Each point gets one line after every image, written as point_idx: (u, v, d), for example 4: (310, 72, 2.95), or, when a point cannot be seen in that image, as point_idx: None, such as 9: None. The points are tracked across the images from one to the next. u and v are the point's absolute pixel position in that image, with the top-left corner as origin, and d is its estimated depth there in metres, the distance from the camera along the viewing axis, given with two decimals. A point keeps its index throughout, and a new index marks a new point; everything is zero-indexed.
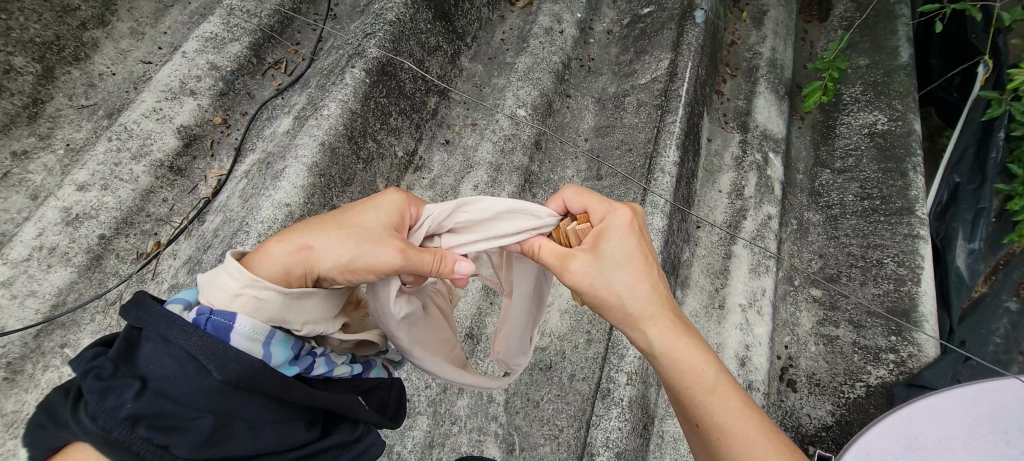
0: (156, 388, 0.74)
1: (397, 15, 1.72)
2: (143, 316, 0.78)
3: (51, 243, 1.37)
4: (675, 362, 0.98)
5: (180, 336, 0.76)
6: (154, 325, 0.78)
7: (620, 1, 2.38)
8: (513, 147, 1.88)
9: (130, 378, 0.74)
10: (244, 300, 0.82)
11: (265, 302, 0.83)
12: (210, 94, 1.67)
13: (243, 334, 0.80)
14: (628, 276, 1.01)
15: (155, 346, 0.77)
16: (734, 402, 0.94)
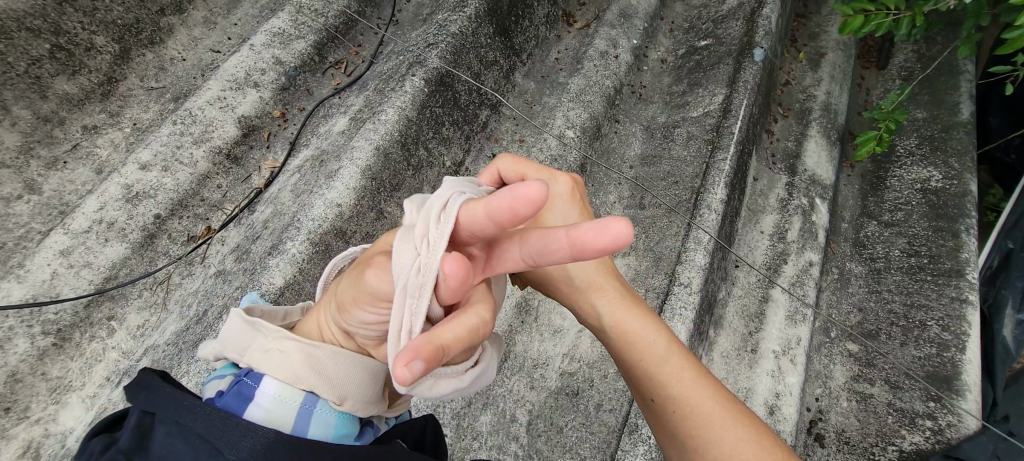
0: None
1: (460, 27, 1.74)
2: (150, 401, 0.83)
3: (111, 218, 1.43)
4: (625, 336, 1.03)
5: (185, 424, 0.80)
6: (163, 412, 0.82)
7: (677, 32, 2.38)
8: (558, 168, 1.89)
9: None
10: (274, 362, 0.92)
11: (290, 364, 0.92)
12: (272, 88, 1.71)
13: (268, 399, 0.89)
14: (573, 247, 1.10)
15: (165, 431, 0.81)
16: (691, 375, 0.97)
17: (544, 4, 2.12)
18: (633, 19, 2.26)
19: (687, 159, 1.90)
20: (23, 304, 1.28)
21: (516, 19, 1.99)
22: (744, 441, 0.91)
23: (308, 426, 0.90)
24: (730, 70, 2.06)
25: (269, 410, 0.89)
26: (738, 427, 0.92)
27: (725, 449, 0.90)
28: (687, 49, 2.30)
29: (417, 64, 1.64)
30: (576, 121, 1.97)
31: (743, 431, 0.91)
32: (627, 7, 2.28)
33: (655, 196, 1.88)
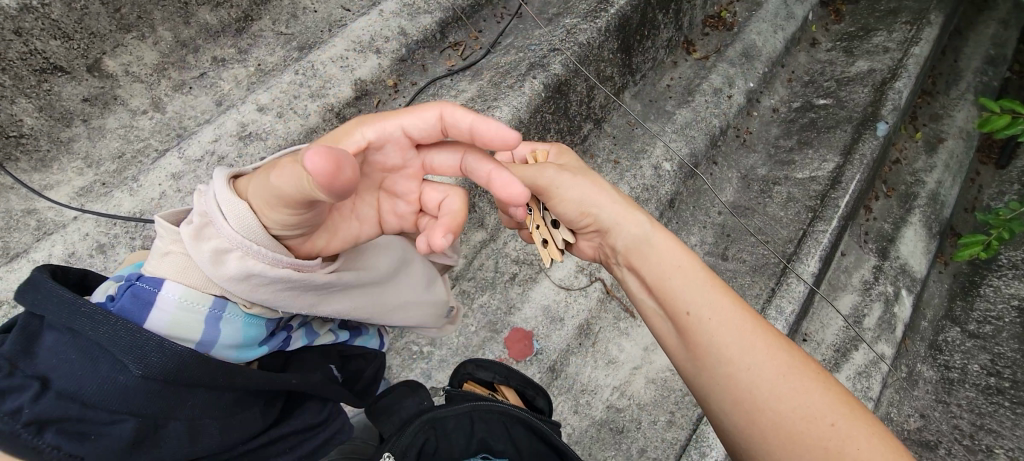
0: (60, 388, 0.74)
1: (588, 38, 1.73)
2: (37, 302, 0.76)
3: (222, 152, 1.47)
4: (669, 258, 1.00)
5: (78, 326, 0.74)
6: (52, 317, 0.76)
7: (795, 82, 2.27)
8: (648, 198, 1.85)
9: (31, 379, 0.73)
10: (170, 261, 0.82)
11: (189, 263, 0.83)
12: (391, 57, 1.72)
13: (173, 305, 0.80)
14: (600, 179, 1.08)
15: (60, 337, 0.76)
16: (726, 293, 0.96)
17: (669, 28, 2.06)
18: (754, 61, 2.17)
19: (785, 221, 1.83)
20: (131, 217, 1.34)
21: (640, 37, 1.94)
22: (788, 360, 0.89)
23: (220, 333, 0.85)
24: (846, 138, 1.97)
25: (170, 312, 0.80)
26: (778, 346, 0.91)
27: (771, 368, 0.88)
28: (803, 104, 2.19)
29: (538, 66, 1.66)
30: (676, 155, 1.92)
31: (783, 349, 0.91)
32: (750, 47, 2.19)
33: (739, 249, 1.83)
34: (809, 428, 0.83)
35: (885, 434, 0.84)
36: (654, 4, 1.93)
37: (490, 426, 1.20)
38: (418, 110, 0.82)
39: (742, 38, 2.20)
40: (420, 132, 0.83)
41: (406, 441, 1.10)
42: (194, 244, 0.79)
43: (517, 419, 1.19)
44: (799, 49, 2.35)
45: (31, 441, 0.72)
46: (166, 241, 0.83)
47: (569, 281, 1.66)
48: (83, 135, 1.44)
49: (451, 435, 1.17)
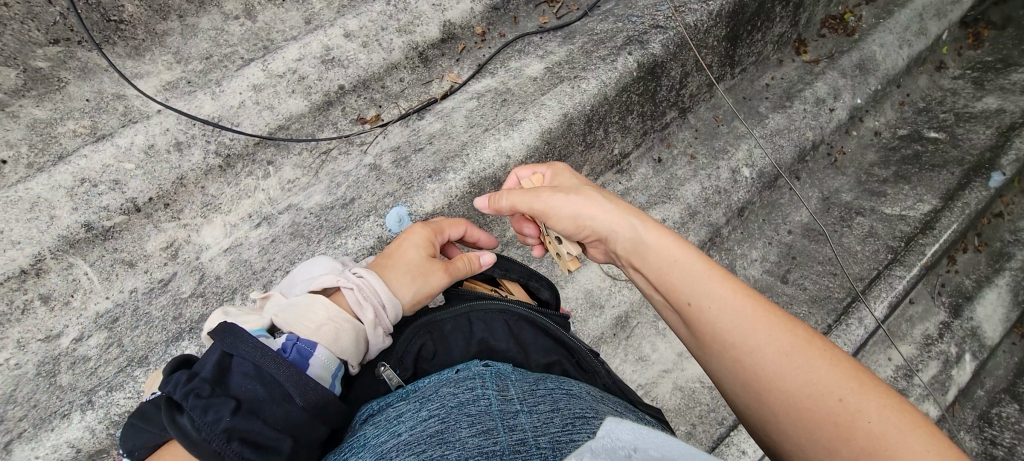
0: (251, 411, 0.75)
1: (696, 20, 1.61)
2: (236, 343, 0.80)
3: (304, 72, 1.47)
4: (659, 253, 0.95)
5: (270, 363, 0.79)
6: (247, 352, 0.79)
7: (909, 106, 2.05)
8: (717, 202, 1.74)
9: (226, 399, 0.75)
10: (327, 332, 0.89)
11: (345, 334, 0.90)
12: (485, 3, 1.68)
13: (322, 361, 0.87)
14: (592, 190, 1.07)
15: (247, 370, 0.78)
16: (721, 279, 0.89)
17: (784, 22, 1.89)
18: (869, 75, 1.98)
19: (861, 258, 1.70)
20: (209, 122, 1.37)
21: (751, 28, 1.79)
22: (792, 339, 0.82)
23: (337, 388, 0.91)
24: (956, 182, 1.79)
25: (327, 376, 0.88)
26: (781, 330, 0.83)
27: (774, 349, 0.81)
28: (911, 133, 1.99)
29: (636, 42, 1.56)
30: (757, 163, 1.80)
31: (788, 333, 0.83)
32: (868, 59, 1.99)
33: (801, 275, 1.72)
34: (819, 408, 0.76)
35: (898, 405, 0.75)
36: None
37: (492, 322, 1.02)
38: (454, 225, 1.18)
39: (861, 47, 2.01)
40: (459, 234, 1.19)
41: (401, 349, 0.98)
42: (371, 333, 0.95)
43: (522, 316, 1.02)
44: (921, 71, 2.12)
45: (220, 451, 0.71)
46: (324, 314, 0.90)
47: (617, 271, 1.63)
48: (176, 31, 1.47)
49: (450, 338, 1.00)
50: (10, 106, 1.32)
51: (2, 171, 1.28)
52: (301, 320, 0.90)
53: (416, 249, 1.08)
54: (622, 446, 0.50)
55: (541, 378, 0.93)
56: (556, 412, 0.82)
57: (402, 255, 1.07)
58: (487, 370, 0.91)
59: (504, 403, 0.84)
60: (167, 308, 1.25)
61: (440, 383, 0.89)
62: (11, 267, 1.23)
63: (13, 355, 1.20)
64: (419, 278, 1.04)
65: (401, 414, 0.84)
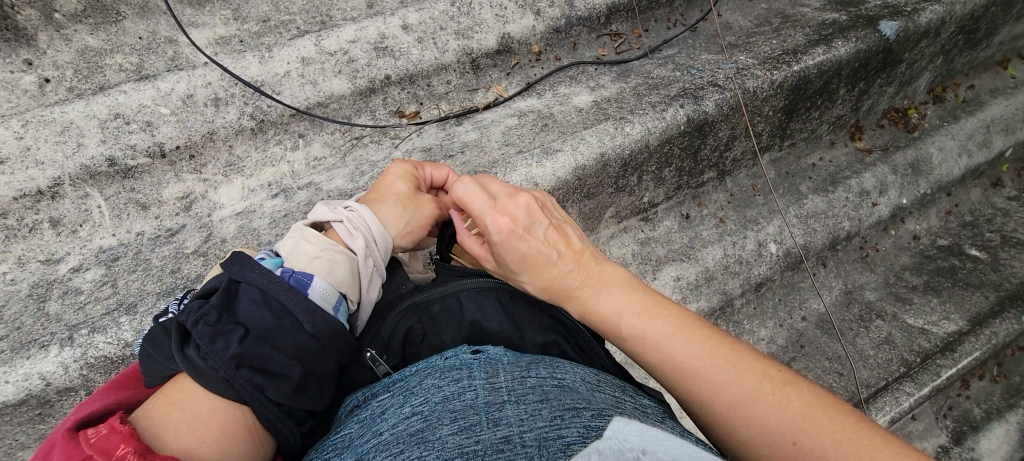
0: (259, 336, 0.75)
1: (756, 87, 1.57)
2: (243, 270, 0.80)
3: (354, 55, 1.46)
4: (599, 320, 0.90)
5: (278, 291, 0.79)
6: (254, 279, 0.79)
7: (955, 217, 1.97)
8: (736, 272, 1.68)
9: (234, 325, 0.75)
10: (322, 263, 0.86)
11: (338, 265, 0.87)
12: (549, 23, 1.65)
13: (320, 291, 0.83)
14: (531, 260, 0.92)
15: (253, 296, 0.78)
16: (665, 339, 0.84)
17: (845, 105, 1.84)
18: (921, 177, 1.91)
19: (870, 363, 1.64)
20: (250, 84, 1.37)
21: (811, 105, 1.74)
22: (751, 391, 0.78)
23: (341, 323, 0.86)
24: (988, 307, 1.73)
25: (329, 306, 0.84)
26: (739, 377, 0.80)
27: (734, 407, 0.78)
28: (951, 245, 1.91)
29: (690, 95, 1.52)
30: (787, 241, 1.74)
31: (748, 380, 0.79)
32: (923, 160, 1.93)
33: (806, 367, 1.64)
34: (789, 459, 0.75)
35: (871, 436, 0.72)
36: (843, 75, 1.71)
37: (483, 302, 0.97)
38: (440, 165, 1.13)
39: (918, 146, 1.95)
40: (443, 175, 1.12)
41: (387, 335, 0.93)
42: (363, 263, 0.91)
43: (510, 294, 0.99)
44: (976, 183, 2.03)
45: (230, 376, 0.72)
46: (314, 247, 0.87)
47: None
48: None
49: (438, 321, 0.95)
50: (65, 28, 1.34)
51: (43, 90, 1.30)
52: (295, 253, 0.87)
53: (401, 181, 1.04)
54: (628, 445, 0.58)
55: (533, 361, 0.90)
56: (545, 402, 0.78)
57: (388, 185, 1.03)
58: (475, 358, 0.89)
59: (490, 393, 0.80)
60: (167, 259, 1.24)
61: (425, 373, 0.87)
62: (29, 186, 1.24)
63: (10, 270, 1.21)
64: (410, 207, 1.01)
65: (384, 409, 0.83)
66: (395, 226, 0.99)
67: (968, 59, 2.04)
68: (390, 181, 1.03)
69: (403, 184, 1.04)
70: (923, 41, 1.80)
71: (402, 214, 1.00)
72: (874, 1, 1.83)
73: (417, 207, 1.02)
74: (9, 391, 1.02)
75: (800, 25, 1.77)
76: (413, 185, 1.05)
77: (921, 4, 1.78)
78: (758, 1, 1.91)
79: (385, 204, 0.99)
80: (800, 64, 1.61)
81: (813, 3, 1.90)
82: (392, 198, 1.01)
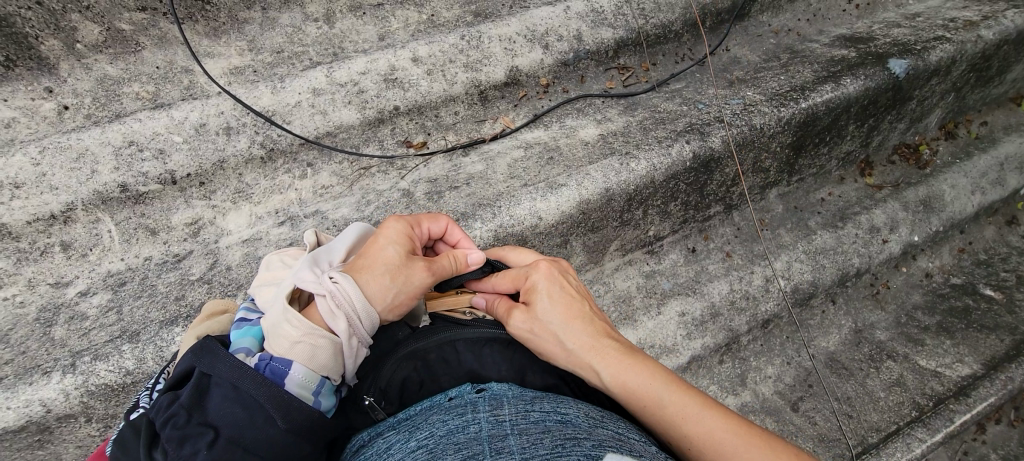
0: (230, 437, 0.73)
1: (764, 123, 1.57)
2: (213, 363, 0.76)
3: (363, 86, 1.49)
4: (627, 389, 0.88)
5: (252, 386, 0.75)
6: (226, 372, 0.75)
7: (969, 256, 1.94)
8: (743, 308, 1.65)
9: (204, 427, 0.72)
10: (303, 348, 0.80)
11: (321, 349, 0.81)
12: (556, 57, 1.67)
13: (297, 382, 0.79)
14: (568, 321, 0.96)
15: (223, 393, 0.74)
16: (692, 413, 0.84)
17: (855, 141, 1.83)
18: (933, 214, 1.88)
19: (881, 406, 1.61)
20: (262, 114, 1.40)
21: (819, 141, 1.73)
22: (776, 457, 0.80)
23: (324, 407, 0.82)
24: (1004, 350, 1.68)
25: (309, 394, 0.80)
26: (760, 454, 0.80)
27: None
28: (965, 284, 1.87)
29: (696, 131, 1.53)
30: (794, 277, 1.72)
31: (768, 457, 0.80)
32: (935, 197, 1.90)
33: (813, 408, 1.61)
34: None
35: None
36: (852, 112, 1.71)
37: (481, 350, 0.95)
38: (433, 218, 1.04)
39: (930, 183, 1.93)
40: (437, 230, 1.03)
41: (384, 383, 0.91)
42: (348, 344, 0.84)
43: (513, 341, 0.97)
44: (990, 220, 2.00)
45: None
46: (296, 330, 0.80)
47: None
48: (256, 21, 1.52)
49: (436, 367, 0.94)
50: (85, 58, 1.38)
51: (62, 117, 1.33)
52: (276, 335, 0.81)
53: (394, 245, 0.92)
54: None
55: (537, 396, 0.88)
56: (547, 433, 0.77)
57: (380, 247, 0.92)
58: (481, 396, 0.88)
59: (494, 426, 0.79)
60: (173, 286, 1.25)
61: (431, 411, 0.86)
62: (42, 210, 1.27)
63: (20, 293, 1.23)
64: (399, 277, 0.90)
65: (390, 445, 0.83)
66: (381, 301, 0.88)
67: (981, 96, 2.02)
68: (382, 242, 0.92)
69: (396, 243, 0.93)
70: (933, 79, 1.79)
71: (394, 280, 0.89)
72: (884, 39, 1.84)
73: (412, 269, 0.91)
74: (11, 417, 1.04)
75: (809, 61, 1.77)
76: (407, 244, 0.94)
77: (931, 42, 1.78)
78: (766, 36, 1.93)
79: (376, 271, 0.89)
80: (808, 101, 1.61)
81: (821, 39, 1.91)
82: (384, 262, 0.90)
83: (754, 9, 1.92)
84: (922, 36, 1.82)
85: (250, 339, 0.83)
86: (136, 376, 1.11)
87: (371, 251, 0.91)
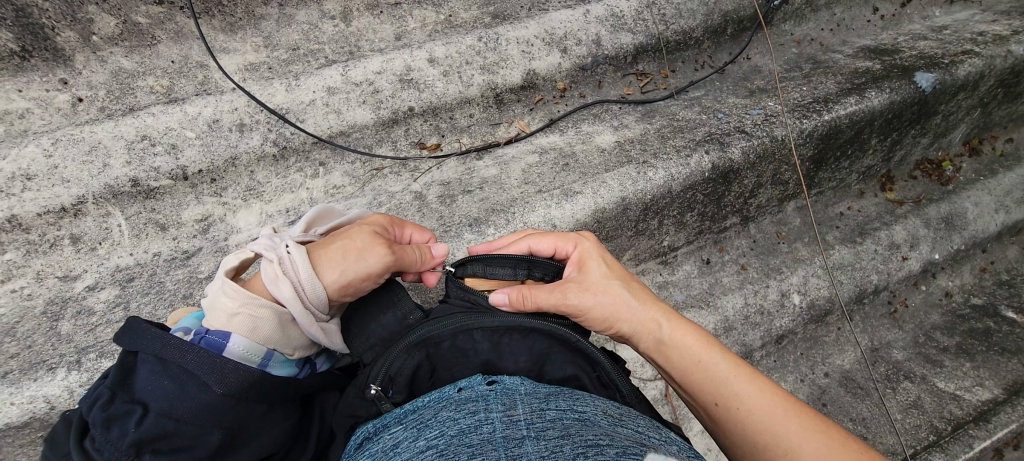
0: (158, 411, 0.75)
1: (785, 135, 1.54)
2: (134, 340, 0.79)
3: (378, 86, 1.47)
4: (682, 348, 0.92)
5: (174, 355, 0.77)
6: (146, 348, 0.78)
7: (990, 276, 1.89)
8: (757, 323, 1.62)
9: (131, 404, 0.75)
10: (241, 320, 0.84)
11: (259, 320, 0.84)
12: (574, 61, 1.64)
13: (236, 355, 0.83)
14: (625, 291, 0.98)
15: (149, 368, 0.77)
16: (743, 383, 0.86)
17: (876, 155, 1.79)
18: (955, 231, 1.84)
19: (896, 429, 1.57)
20: (275, 112, 1.38)
21: (840, 154, 1.70)
22: (826, 441, 0.79)
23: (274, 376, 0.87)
24: None
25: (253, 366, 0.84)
26: (800, 423, 0.82)
27: (811, 454, 0.78)
28: (986, 305, 1.83)
29: (716, 141, 1.50)
30: (811, 292, 1.68)
31: (808, 426, 0.81)
32: (957, 214, 1.86)
33: None
34: None
35: None
36: (876, 125, 1.67)
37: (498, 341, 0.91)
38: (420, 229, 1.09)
39: (953, 200, 1.88)
40: (416, 236, 1.07)
41: (393, 370, 0.88)
42: (296, 313, 0.86)
43: (536, 329, 0.90)
44: (1013, 239, 1.95)
45: None
46: (232, 302, 0.84)
47: (631, 366, 1.51)
48: (273, 17, 1.50)
49: (446, 356, 0.92)
50: (101, 50, 1.37)
51: (76, 109, 1.33)
52: (215, 310, 0.85)
53: (359, 228, 0.97)
54: None
55: (551, 394, 0.85)
56: (566, 438, 0.72)
57: (346, 231, 0.97)
58: (491, 389, 0.86)
59: (508, 427, 0.76)
60: (181, 284, 1.24)
61: (441, 405, 0.84)
62: (53, 203, 1.26)
63: (29, 285, 1.22)
64: (350, 255, 0.91)
65: (397, 442, 0.79)
66: (328, 278, 0.90)
67: (1007, 112, 1.97)
68: (351, 228, 0.98)
69: (364, 227, 0.97)
70: (960, 94, 1.75)
71: (347, 254, 0.91)
72: (909, 51, 1.80)
73: (368, 248, 0.93)
74: (15, 412, 1.03)
75: (832, 72, 1.74)
76: (377, 230, 0.98)
77: (959, 56, 1.74)
78: (788, 45, 1.89)
79: (330, 249, 0.92)
80: (831, 113, 1.58)
81: (845, 50, 1.88)
82: (342, 239, 0.94)
83: (776, 17, 1.88)
84: (950, 50, 1.78)
85: (192, 320, 0.89)
86: None
87: (332, 237, 0.96)
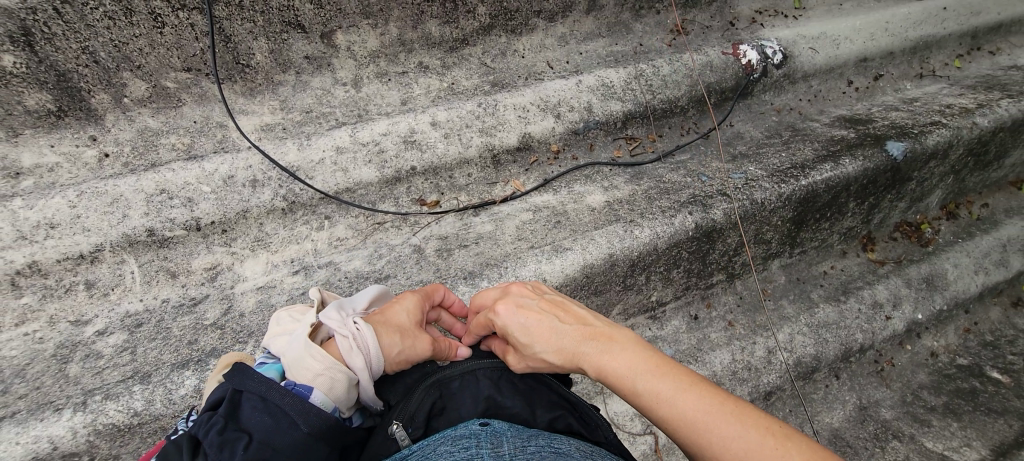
0: (262, 440, 0.73)
1: (764, 198, 1.63)
2: (240, 379, 0.79)
3: (384, 146, 1.57)
4: (607, 376, 0.89)
5: (277, 395, 0.77)
6: (253, 386, 0.78)
7: (974, 337, 1.93)
8: (745, 378, 1.65)
9: (237, 434, 0.72)
10: (323, 379, 0.82)
11: (338, 383, 0.83)
12: (567, 126, 1.76)
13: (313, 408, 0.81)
14: (545, 334, 0.96)
15: (254, 403, 0.76)
16: (670, 398, 0.83)
17: (856, 217, 1.87)
18: (937, 292, 1.89)
19: None
20: (287, 170, 1.48)
21: (820, 215, 1.78)
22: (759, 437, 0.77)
23: None
24: (1013, 436, 1.65)
25: None
26: (736, 425, 0.78)
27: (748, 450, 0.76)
28: (971, 365, 1.86)
29: (699, 203, 1.59)
30: (798, 350, 1.71)
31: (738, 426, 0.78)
32: (938, 275, 1.92)
33: None
34: None
35: None
36: (852, 190, 1.77)
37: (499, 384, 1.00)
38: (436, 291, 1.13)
39: (933, 260, 1.95)
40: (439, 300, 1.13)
41: (413, 409, 0.93)
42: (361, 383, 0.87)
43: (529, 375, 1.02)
44: (994, 300, 2.01)
45: None
46: (318, 363, 0.82)
47: (621, 419, 1.54)
48: (290, 83, 1.64)
49: (457, 397, 0.96)
50: (130, 111, 1.50)
51: (101, 164, 1.43)
52: (298, 365, 0.83)
53: (406, 313, 0.99)
54: None
55: (538, 435, 0.87)
56: None
57: (395, 311, 0.99)
58: (484, 428, 0.87)
59: None
60: (187, 330, 1.29)
61: (435, 445, 0.85)
62: (72, 250, 1.33)
63: (41, 329, 1.28)
64: (405, 340, 0.95)
65: None
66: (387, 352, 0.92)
67: (980, 178, 2.08)
68: (396, 307, 1.00)
69: (410, 311, 1.00)
70: (931, 161, 1.85)
71: (401, 340, 0.95)
72: (882, 121, 1.92)
73: (418, 337, 0.97)
74: (18, 453, 1.06)
75: (809, 140, 1.85)
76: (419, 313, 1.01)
77: (928, 126, 1.86)
78: (768, 114, 2.02)
79: (389, 331, 0.94)
80: (808, 178, 1.68)
81: (822, 119, 2.00)
82: (398, 323, 0.96)
83: (756, 88, 2.02)
84: (919, 120, 1.90)
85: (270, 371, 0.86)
86: (143, 418, 1.14)
87: (387, 316, 0.97)
